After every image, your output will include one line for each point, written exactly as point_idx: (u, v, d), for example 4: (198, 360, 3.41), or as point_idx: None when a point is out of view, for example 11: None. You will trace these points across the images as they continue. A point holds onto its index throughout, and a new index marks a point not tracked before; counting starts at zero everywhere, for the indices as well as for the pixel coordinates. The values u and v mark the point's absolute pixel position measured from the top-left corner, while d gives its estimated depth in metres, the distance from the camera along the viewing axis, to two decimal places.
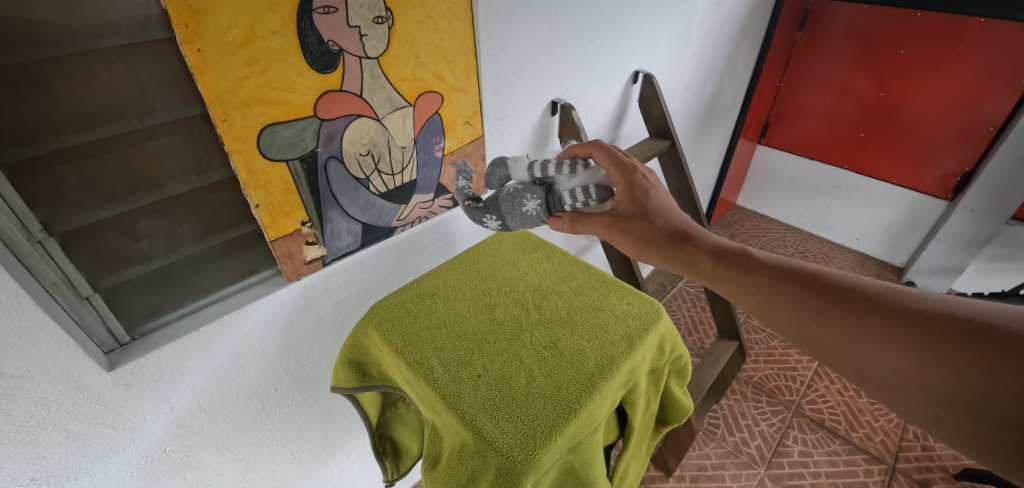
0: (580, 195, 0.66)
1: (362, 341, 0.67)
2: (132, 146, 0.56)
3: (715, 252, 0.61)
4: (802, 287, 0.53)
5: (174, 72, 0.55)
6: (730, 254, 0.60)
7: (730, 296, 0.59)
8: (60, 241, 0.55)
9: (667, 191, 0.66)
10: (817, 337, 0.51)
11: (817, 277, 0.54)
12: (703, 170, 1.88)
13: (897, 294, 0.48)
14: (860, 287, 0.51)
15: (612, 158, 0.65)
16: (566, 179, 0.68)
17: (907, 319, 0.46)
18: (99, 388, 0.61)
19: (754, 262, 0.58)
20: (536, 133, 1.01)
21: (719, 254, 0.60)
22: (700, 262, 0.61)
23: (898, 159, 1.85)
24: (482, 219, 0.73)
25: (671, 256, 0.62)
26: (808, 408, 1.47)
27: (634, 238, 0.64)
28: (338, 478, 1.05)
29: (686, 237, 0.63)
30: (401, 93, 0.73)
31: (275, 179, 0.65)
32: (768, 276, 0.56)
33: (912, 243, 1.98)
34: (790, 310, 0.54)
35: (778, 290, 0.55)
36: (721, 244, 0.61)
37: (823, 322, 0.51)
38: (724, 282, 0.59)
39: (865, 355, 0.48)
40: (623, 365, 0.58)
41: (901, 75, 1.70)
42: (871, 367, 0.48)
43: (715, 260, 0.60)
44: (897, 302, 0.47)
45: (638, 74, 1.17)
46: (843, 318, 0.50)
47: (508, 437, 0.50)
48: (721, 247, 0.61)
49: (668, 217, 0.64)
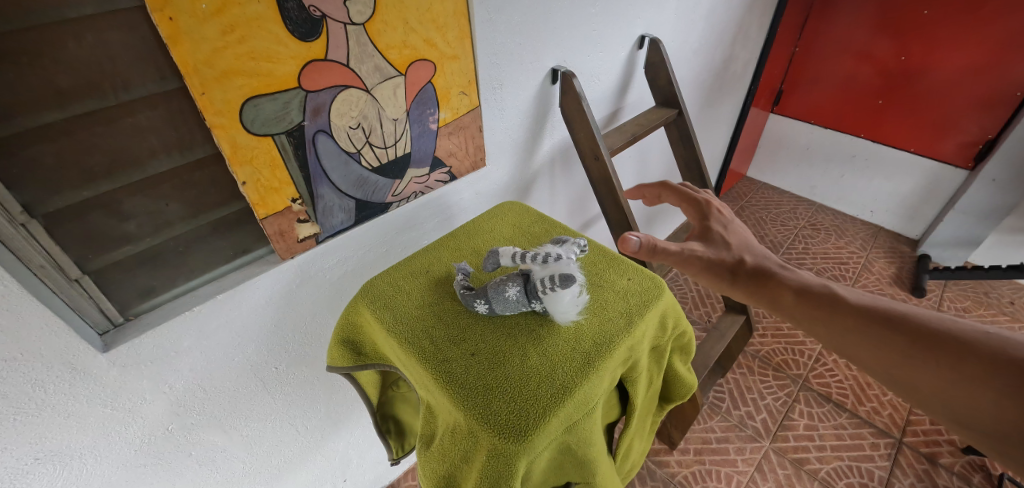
0: (551, 280, 0.54)
1: (355, 320, 0.66)
2: (109, 123, 0.54)
3: (798, 289, 0.60)
4: (894, 332, 0.51)
5: (147, 43, 0.53)
6: (814, 291, 0.59)
7: (814, 333, 0.58)
8: (44, 223, 0.54)
9: (751, 234, 0.69)
10: (907, 380, 0.49)
11: (909, 321, 0.51)
12: (713, 139, 1.82)
13: (1001, 342, 0.45)
14: (958, 331, 0.48)
15: (695, 209, 0.74)
16: (539, 265, 0.56)
17: (1011, 365, 0.43)
18: (95, 369, 0.61)
19: (841, 303, 0.56)
20: (536, 103, 0.97)
21: (803, 292, 0.59)
22: (784, 300, 0.60)
23: (918, 126, 1.77)
24: (473, 306, 0.59)
25: (752, 290, 0.62)
26: (815, 382, 1.46)
27: (717, 272, 0.65)
28: (343, 452, 1.07)
29: (770, 273, 0.63)
30: (390, 62, 0.69)
31: (261, 154, 0.62)
32: (855, 318, 0.54)
33: (928, 214, 1.91)
34: (873, 351, 0.52)
35: (870, 331, 0.52)
36: (805, 281, 0.60)
37: (916, 365, 0.48)
38: (806, 318, 0.58)
39: (961, 398, 0.45)
40: (622, 343, 0.56)
41: (923, 39, 1.62)
42: (971, 415, 0.44)
43: (799, 297, 0.59)
44: (999, 348, 0.44)
45: (644, 39, 1.11)
46: (932, 363, 0.47)
47: (501, 416, 0.49)
48: (805, 284, 0.60)
49: (753, 255, 0.65)
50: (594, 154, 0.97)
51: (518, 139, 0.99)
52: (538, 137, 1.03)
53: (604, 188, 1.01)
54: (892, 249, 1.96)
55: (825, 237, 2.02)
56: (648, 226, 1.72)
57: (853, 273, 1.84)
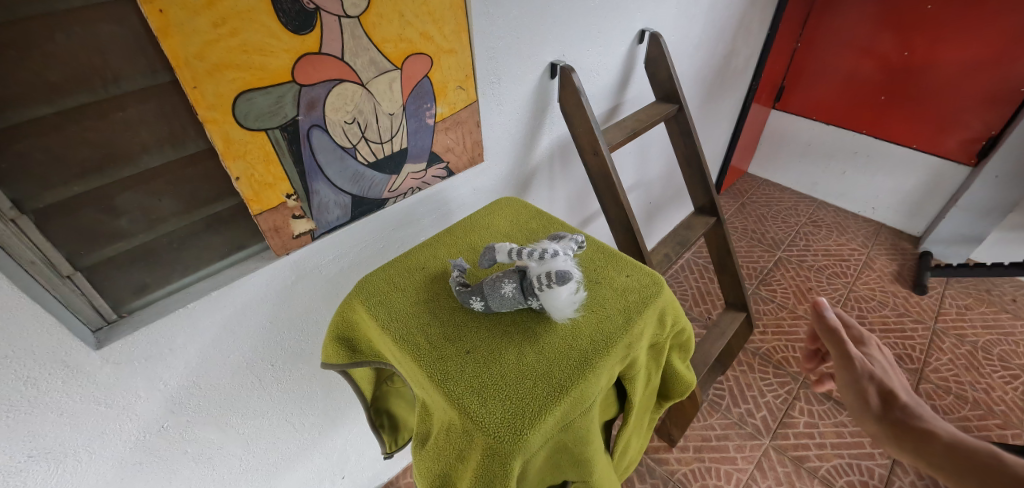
0: (547, 277, 0.53)
1: (349, 317, 0.65)
2: (99, 118, 0.53)
3: (949, 441, 0.47)
4: None
5: (137, 35, 0.52)
6: (972, 449, 0.45)
7: None
8: (35, 218, 0.53)
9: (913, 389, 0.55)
10: None
11: None
12: (714, 135, 1.81)
13: None
14: None
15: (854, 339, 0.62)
16: (536, 262, 0.55)
17: None
18: (88, 366, 0.61)
19: (1006, 467, 0.42)
20: (535, 98, 0.96)
21: (958, 448, 0.46)
22: (931, 451, 0.47)
23: (920, 123, 1.75)
24: (468, 303, 0.58)
25: (892, 431, 0.51)
26: (816, 380, 1.45)
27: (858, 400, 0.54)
28: (341, 449, 1.07)
29: (920, 423, 0.50)
30: (386, 56, 0.68)
31: (254, 149, 0.61)
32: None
33: (930, 211, 1.89)
34: None
35: None
36: (963, 438, 0.47)
37: None
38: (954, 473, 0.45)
39: None
40: (619, 341, 0.55)
41: (926, 34, 1.60)
42: None
43: (948, 448, 0.46)
44: None
45: (644, 33, 1.10)
46: None
47: (496, 415, 0.48)
48: (960, 439, 0.47)
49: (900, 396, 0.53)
50: (593, 149, 0.96)
51: (516, 134, 0.98)
52: (536, 133, 1.02)
53: (603, 185, 1.00)
54: (894, 246, 1.94)
55: (826, 234, 2.01)
56: (648, 223, 1.72)
57: (854, 270, 1.83)
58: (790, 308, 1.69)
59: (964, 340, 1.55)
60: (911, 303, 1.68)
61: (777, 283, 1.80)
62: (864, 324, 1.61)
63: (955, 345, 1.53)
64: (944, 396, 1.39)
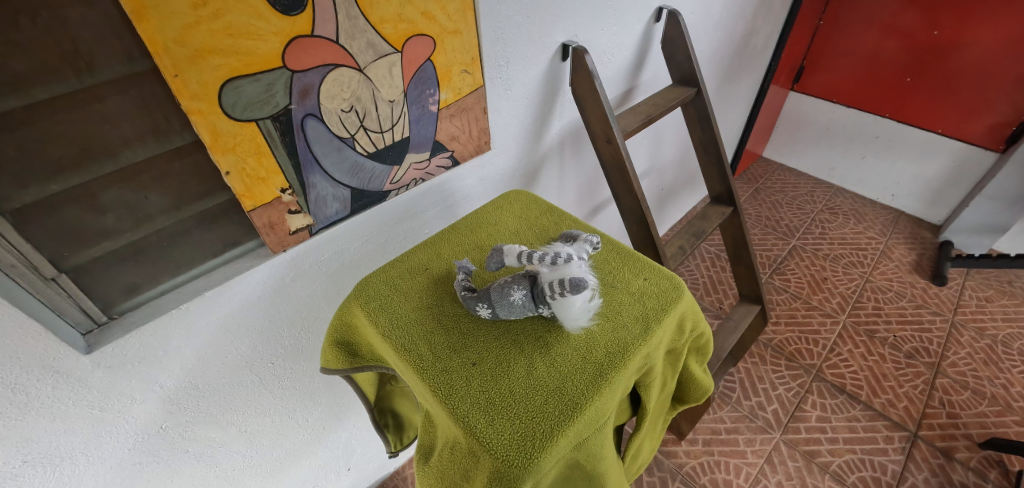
0: (559, 286, 0.49)
1: (350, 322, 0.62)
2: (74, 109, 0.49)
3: None
4: None
5: (109, 18, 0.47)
6: None
7: None
8: (12, 219, 0.49)
9: None
10: None
11: None
12: (730, 118, 1.73)
13: None
14: None
15: None
16: (547, 268, 0.50)
17: None
18: (79, 371, 0.58)
19: None
20: (545, 81, 0.90)
21: None
22: None
23: (948, 106, 1.67)
24: (475, 309, 0.55)
25: None
26: (829, 373, 1.42)
27: None
28: (347, 442, 1.06)
29: None
30: (385, 38, 0.63)
31: (245, 141, 0.57)
32: None
33: (953, 199, 1.82)
34: None
35: None
36: None
37: None
38: None
39: None
40: (637, 352, 0.52)
41: (958, 11, 1.50)
42: None
43: None
44: None
45: (661, 11, 1.03)
46: None
47: (505, 436, 0.45)
48: None
49: None
50: (606, 137, 0.91)
51: (524, 121, 0.93)
52: (546, 118, 0.97)
53: (616, 174, 0.95)
54: (913, 234, 1.88)
55: (842, 222, 1.95)
56: (660, 210, 1.66)
57: (871, 260, 1.77)
58: (804, 298, 1.64)
59: (983, 334, 1.50)
60: (929, 295, 1.63)
61: (792, 272, 1.75)
62: (881, 316, 1.57)
63: (975, 338, 1.49)
64: (961, 391, 1.35)
